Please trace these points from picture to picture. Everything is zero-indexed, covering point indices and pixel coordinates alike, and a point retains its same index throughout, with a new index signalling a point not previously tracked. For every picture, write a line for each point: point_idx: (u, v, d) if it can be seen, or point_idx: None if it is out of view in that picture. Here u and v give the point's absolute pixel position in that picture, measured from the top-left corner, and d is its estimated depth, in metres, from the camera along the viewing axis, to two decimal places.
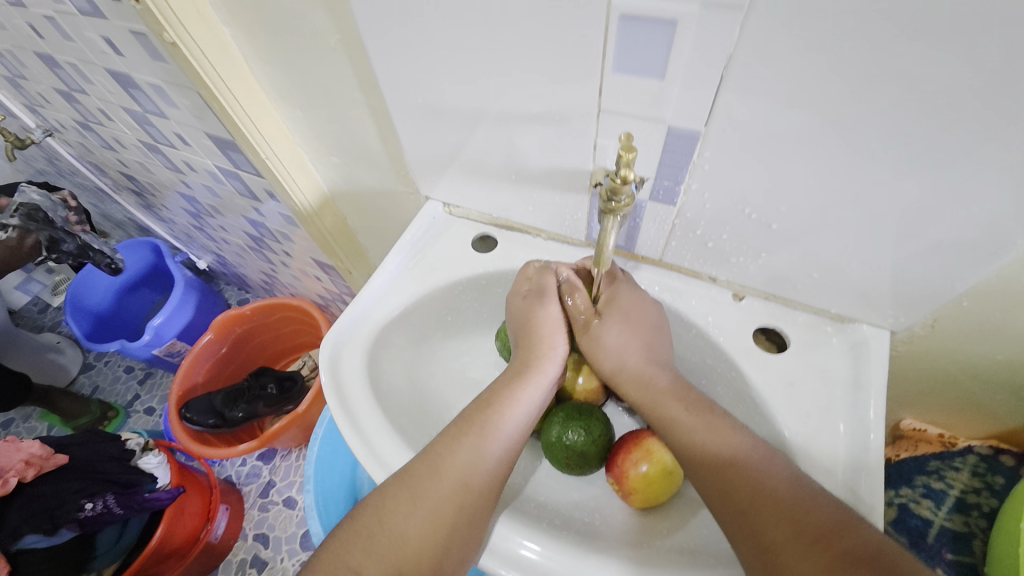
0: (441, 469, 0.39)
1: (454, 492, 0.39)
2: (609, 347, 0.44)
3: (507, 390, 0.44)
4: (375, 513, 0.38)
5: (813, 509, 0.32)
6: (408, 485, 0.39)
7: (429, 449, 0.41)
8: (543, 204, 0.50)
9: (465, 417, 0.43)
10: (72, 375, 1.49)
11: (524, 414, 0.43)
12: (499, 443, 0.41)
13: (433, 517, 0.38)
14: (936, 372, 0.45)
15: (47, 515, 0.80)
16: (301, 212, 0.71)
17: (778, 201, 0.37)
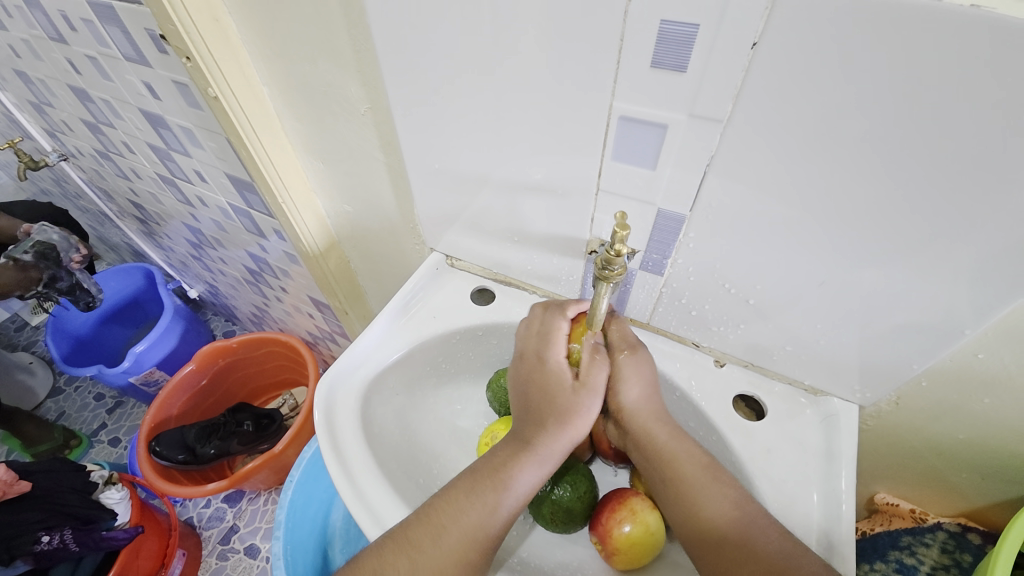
0: (444, 536, 0.39)
1: (456, 564, 0.39)
2: (637, 381, 0.45)
3: (519, 458, 0.42)
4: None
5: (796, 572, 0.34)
6: (409, 550, 0.39)
7: (432, 516, 0.40)
8: (540, 264, 0.53)
9: (472, 486, 0.42)
10: (39, 399, 1.44)
11: (535, 481, 0.43)
12: (504, 515, 0.41)
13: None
14: (904, 447, 0.47)
15: (3, 546, 0.77)
16: (307, 253, 0.74)
17: (755, 280, 0.41)
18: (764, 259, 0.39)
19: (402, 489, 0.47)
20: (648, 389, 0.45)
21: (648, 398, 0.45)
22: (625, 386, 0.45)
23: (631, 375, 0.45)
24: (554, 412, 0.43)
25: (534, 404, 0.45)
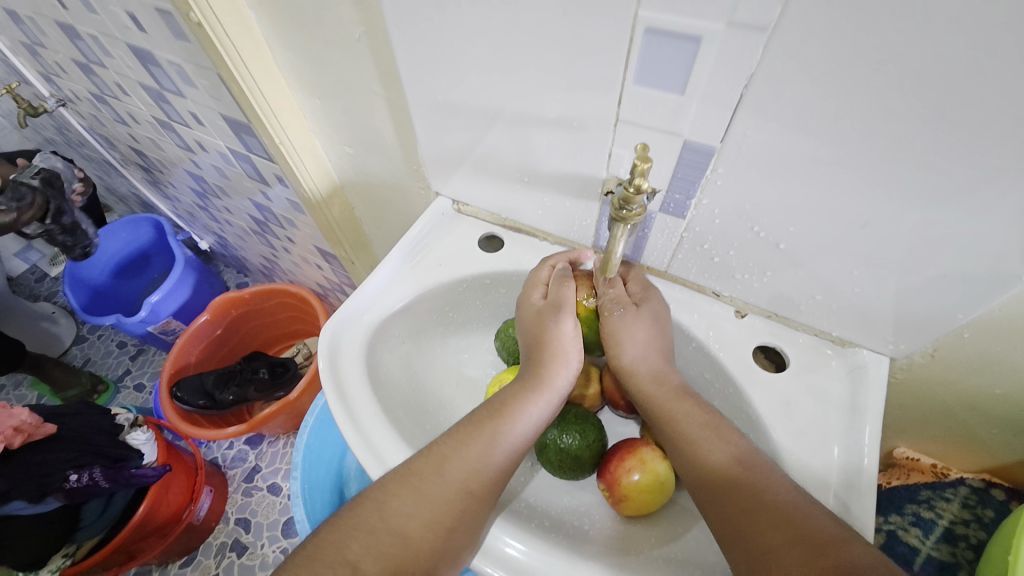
0: (446, 469, 0.39)
1: (457, 495, 0.39)
2: (638, 340, 0.44)
3: (518, 393, 0.43)
4: (376, 508, 0.38)
5: (809, 520, 0.32)
6: (410, 481, 0.39)
7: (433, 448, 0.41)
8: (552, 209, 0.50)
9: (472, 419, 0.42)
10: (64, 346, 1.49)
11: (533, 425, 0.43)
12: (503, 447, 0.41)
13: (435, 516, 0.38)
14: (933, 401, 0.45)
15: (35, 483, 0.79)
16: (309, 199, 0.71)
17: (787, 221, 0.37)
18: (802, 198, 0.35)
19: (409, 436, 0.46)
20: (650, 345, 0.44)
21: (652, 357, 0.43)
22: (623, 342, 0.44)
23: (630, 332, 0.44)
24: (543, 346, 0.45)
25: (527, 346, 0.46)
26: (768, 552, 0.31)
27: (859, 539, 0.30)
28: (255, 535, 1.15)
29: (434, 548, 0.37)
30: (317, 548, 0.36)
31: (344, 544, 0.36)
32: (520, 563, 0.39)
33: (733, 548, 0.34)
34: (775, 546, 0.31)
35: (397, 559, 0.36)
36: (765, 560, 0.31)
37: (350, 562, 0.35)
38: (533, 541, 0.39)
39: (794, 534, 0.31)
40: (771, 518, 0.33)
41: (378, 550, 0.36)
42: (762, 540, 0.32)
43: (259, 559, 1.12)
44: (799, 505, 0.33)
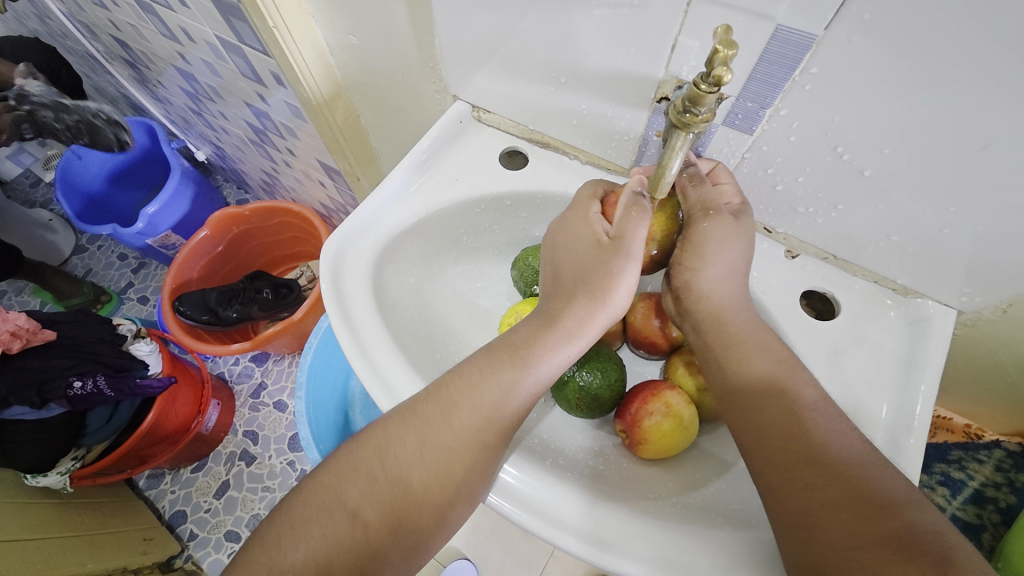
0: (454, 417, 0.37)
1: (466, 445, 0.36)
2: (723, 258, 0.37)
3: (547, 337, 0.38)
4: (377, 454, 0.36)
5: (864, 480, 0.29)
6: (415, 428, 0.36)
7: (440, 393, 0.37)
8: (589, 119, 0.43)
9: (487, 361, 0.38)
10: (65, 255, 1.46)
11: (555, 367, 0.38)
12: (520, 396, 0.37)
13: (440, 465, 0.36)
14: (989, 361, 0.41)
15: (35, 389, 0.80)
16: (310, 102, 0.63)
17: (881, 141, 0.30)
18: (911, 111, 0.28)
19: (419, 362, 0.43)
20: (730, 270, 0.37)
21: (734, 277, 0.37)
22: (704, 261, 0.37)
23: (714, 250, 0.37)
24: (585, 287, 0.38)
25: (556, 274, 0.41)
26: (816, 511, 0.29)
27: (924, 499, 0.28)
28: (263, 447, 1.19)
29: (439, 497, 0.36)
30: (315, 490, 0.36)
31: (342, 488, 0.35)
32: (536, 500, 0.37)
33: (772, 498, 0.32)
34: (835, 501, 0.29)
35: (398, 506, 0.35)
36: (823, 515, 0.29)
37: (349, 507, 0.35)
38: (550, 476, 0.38)
39: (859, 492, 0.29)
40: (833, 473, 0.30)
41: (378, 497, 0.35)
42: (808, 497, 0.30)
43: (268, 469, 1.16)
44: (863, 461, 0.30)
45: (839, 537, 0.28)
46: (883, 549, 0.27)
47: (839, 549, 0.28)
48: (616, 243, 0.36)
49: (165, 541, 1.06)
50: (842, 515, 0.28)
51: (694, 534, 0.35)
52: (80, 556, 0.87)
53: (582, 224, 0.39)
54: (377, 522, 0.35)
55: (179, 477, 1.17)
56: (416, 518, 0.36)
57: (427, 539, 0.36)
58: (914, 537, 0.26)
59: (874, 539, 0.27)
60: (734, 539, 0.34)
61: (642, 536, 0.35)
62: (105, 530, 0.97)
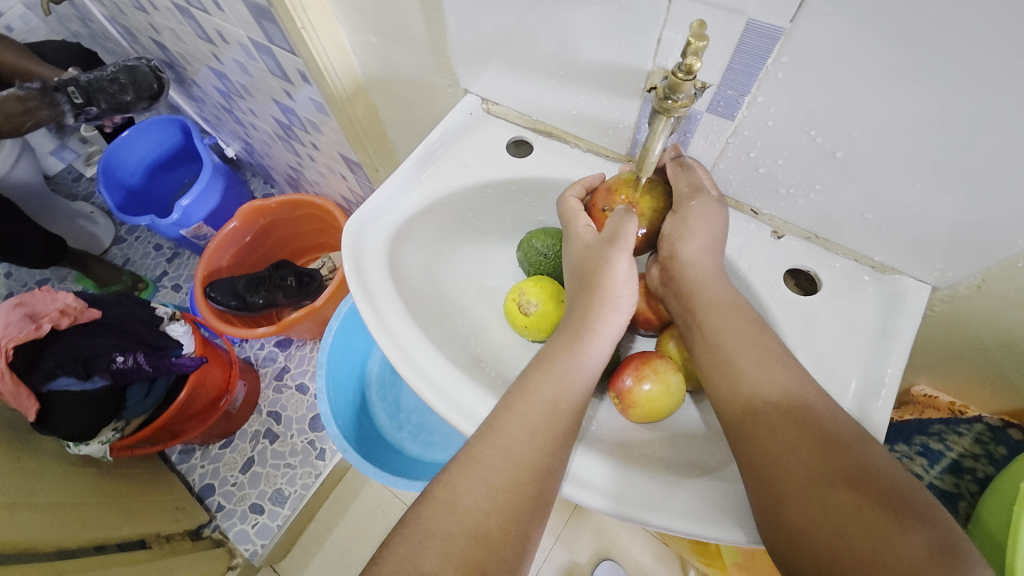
0: (512, 447, 0.37)
1: (530, 476, 0.36)
2: (704, 231, 0.41)
3: (569, 344, 0.40)
4: (446, 507, 0.35)
5: (824, 423, 0.33)
6: (477, 466, 0.37)
7: (494, 424, 0.38)
8: (587, 109, 0.47)
9: (528, 385, 0.40)
10: (105, 246, 1.55)
11: (588, 379, 0.40)
12: (569, 416, 0.39)
13: (509, 502, 0.36)
14: (967, 337, 0.43)
15: (81, 363, 0.87)
16: (333, 97, 0.68)
17: (850, 124, 0.33)
18: (872, 95, 0.31)
19: (430, 332, 0.48)
20: (710, 243, 0.41)
21: (710, 248, 0.41)
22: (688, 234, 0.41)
23: (699, 225, 0.41)
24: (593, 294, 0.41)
25: (572, 289, 0.43)
26: (781, 450, 0.33)
27: (870, 439, 0.33)
28: (285, 426, 1.26)
29: (514, 537, 0.35)
30: (387, 565, 0.34)
31: (414, 552, 0.34)
32: (575, 472, 0.39)
33: (740, 442, 0.35)
34: (794, 442, 0.33)
35: (477, 560, 0.34)
36: (783, 455, 0.33)
37: (428, 574, 0.33)
38: (582, 452, 0.41)
39: (815, 435, 0.33)
40: (793, 418, 0.34)
41: (456, 554, 0.34)
42: (774, 440, 0.33)
43: (290, 447, 1.23)
44: (820, 410, 0.34)
45: (796, 472, 0.32)
46: (832, 482, 0.31)
47: (796, 482, 0.32)
48: (606, 236, 0.41)
49: (195, 510, 1.14)
50: (808, 454, 0.32)
51: (672, 483, 0.38)
52: (115, 520, 0.95)
53: (576, 236, 0.44)
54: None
55: (208, 453, 1.25)
56: (498, 569, 0.34)
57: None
58: (863, 469, 0.31)
59: (832, 473, 0.31)
60: (711, 488, 0.38)
61: (629, 482, 0.39)
62: (140, 498, 1.04)
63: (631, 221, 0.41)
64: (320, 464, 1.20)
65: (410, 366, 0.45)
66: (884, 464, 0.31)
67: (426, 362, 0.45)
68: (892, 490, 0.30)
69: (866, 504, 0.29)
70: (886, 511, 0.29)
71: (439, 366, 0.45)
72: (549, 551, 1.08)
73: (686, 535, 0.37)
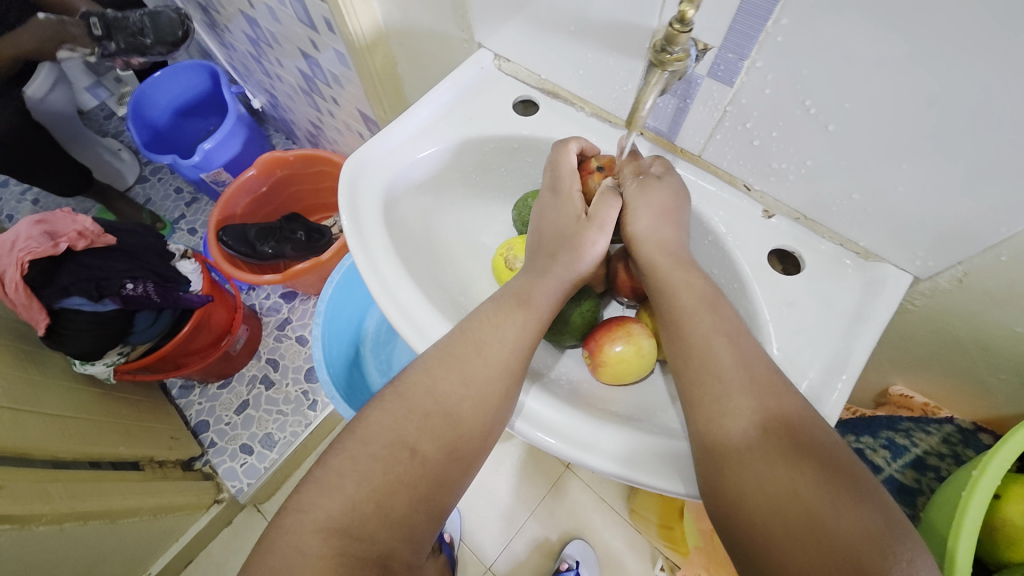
0: (488, 349, 0.42)
1: (501, 375, 0.41)
2: (647, 208, 0.43)
3: (536, 283, 0.44)
4: (425, 391, 0.40)
5: (782, 403, 0.33)
6: (454, 363, 0.41)
7: (472, 331, 0.42)
8: (595, 70, 0.47)
9: (503, 310, 0.43)
10: (129, 184, 1.59)
11: (552, 299, 0.44)
12: (534, 330, 0.43)
13: (483, 395, 0.40)
14: (946, 335, 0.43)
15: (94, 284, 0.90)
16: (354, 45, 0.69)
17: (844, 95, 0.33)
18: (866, 64, 0.31)
19: (415, 273, 0.49)
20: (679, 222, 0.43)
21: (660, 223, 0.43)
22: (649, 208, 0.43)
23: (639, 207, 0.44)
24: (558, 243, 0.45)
25: (538, 239, 0.47)
26: (736, 424, 0.33)
27: (815, 417, 0.33)
28: (282, 374, 1.29)
29: (483, 421, 0.40)
30: (372, 431, 0.39)
31: (397, 425, 0.39)
32: (537, 416, 0.42)
33: (697, 414, 0.35)
34: (741, 419, 0.33)
35: (450, 436, 0.40)
36: (729, 431, 0.33)
37: (407, 442, 0.38)
38: (548, 402, 0.42)
39: (763, 412, 0.33)
40: (743, 395, 0.33)
41: (432, 429, 0.39)
42: (731, 413, 0.33)
43: (284, 394, 1.27)
44: (773, 383, 0.34)
45: (740, 445, 0.32)
46: (776, 459, 0.31)
47: (742, 458, 0.32)
48: (594, 220, 0.44)
49: (188, 442, 1.18)
50: (760, 429, 0.32)
51: (635, 437, 0.40)
52: (113, 438, 0.99)
53: (565, 202, 0.46)
54: (434, 453, 0.39)
55: (206, 391, 1.29)
56: (467, 444, 0.40)
57: (475, 463, 0.41)
58: (814, 446, 0.31)
59: (783, 448, 0.31)
60: (661, 440, 0.39)
61: (583, 430, 0.40)
62: (138, 422, 1.09)
63: (614, 203, 0.45)
64: (311, 414, 1.24)
65: (392, 302, 0.46)
66: (829, 443, 0.31)
67: (408, 299, 0.46)
68: (834, 470, 0.30)
69: (808, 483, 0.29)
70: (823, 491, 0.29)
71: (420, 305, 0.46)
72: (522, 525, 1.11)
73: (638, 485, 0.39)
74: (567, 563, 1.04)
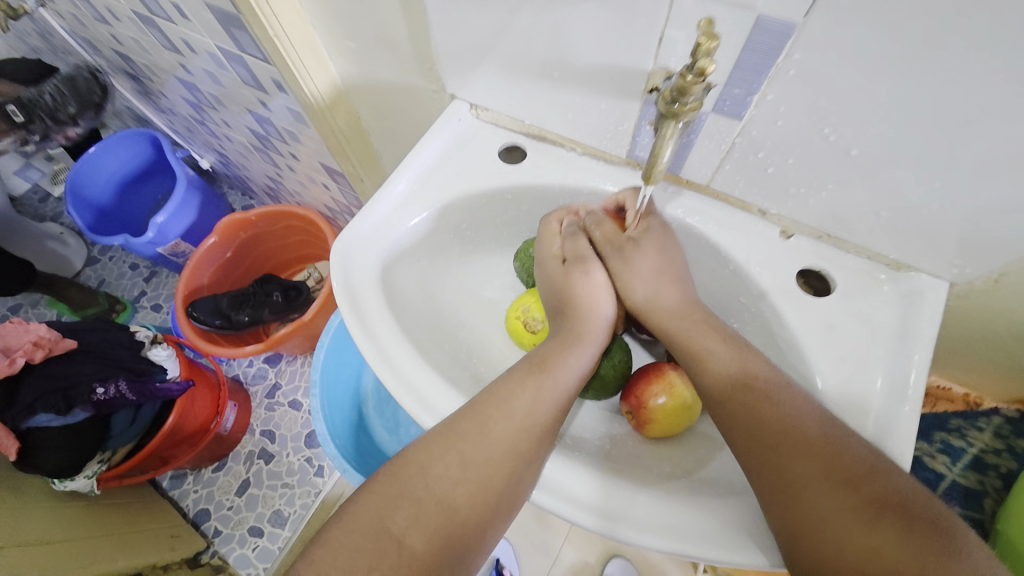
0: (491, 426, 0.37)
1: (507, 457, 0.37)
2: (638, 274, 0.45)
3: (564, 351, 0.42)
4: (419, 473, 0.36)
5: (844, 451, 0.31)
6: (456, 444, 0.37)
7: (480, 406, 0.38)
8: (584, 112, 0.45)
9: (514, 378, 0.40)
10: (77, 268, 1.48)
11: (574, 381, 0.41)
12: (555, 408, 0.39)
13: (482, 480, 0.36)
14: (981, 331, 0.42)
15: (61, 394, 0.82)
16: (311, 107, 0.64)
17: (867, 121, 0.32)
18: (891, 91, 0.29)
19: (427, 351, 0.44)
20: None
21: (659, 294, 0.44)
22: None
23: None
24: (570, 313, 0.44)
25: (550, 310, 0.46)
26: (803, 481, 0.31)
27: (889, 467, 0.30)
28: (280, 445, 1.22)
29: (485, 507, 0.36)
30: (356, 519, 0.34)
31: (383, 511, 0.34)
32: (564, 492, 0.37)
33: (760, 473, 0.33)
34: (803, 477, 0.31)
35: (445, 529, 0.35)
36: (794, 491, 0.31)
37: (393, 534, 0.33)
38: (573, 466, 0.38)
39: (826, 467, 0.31)
40: (803, 451, 0.32)
41: (424, 520, 0.34)
42: (794, 471, 0.31)
43: (286, 466, 1.19)
44: (830, 435, 0.32)
45: (815, 504, 0.30)
46: (853, 516, 0.29)
47: (811, 519, 0.30)
48: (575, 261, 0.46)
49: (191, 537, 1.10)
50: (827, 483, 0.30)
51: (683, 500, 0.36)
52: (110, 552, 0.91)
53: (545, 260, 0.48)
54: (426, 548, 0.34)
55: (201, 477, 1.21)
56: (463, 536, 0.35)
57: (471, 559, 0.35)
58: (893, 499, 0.28)
59: (858, 503, 0.29)
60: (730, 506, 0.36)
61: (633, 503, 0.36)
62: (132, 529, 1.00)
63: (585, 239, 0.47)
64: (319, 481, 1.17)
65: (403, 387, 0.41)
66: (907, 495, 0.29)
67: (423, 383, 0.41)
68: (919, 527, 0.27)
69: (891, 544, 0.27)
70: (910, 550, 0.26)
71: (435, 385, 0.42)
72: (558, 553, 1.01)
73: (696, 560, 0.34)
74: None
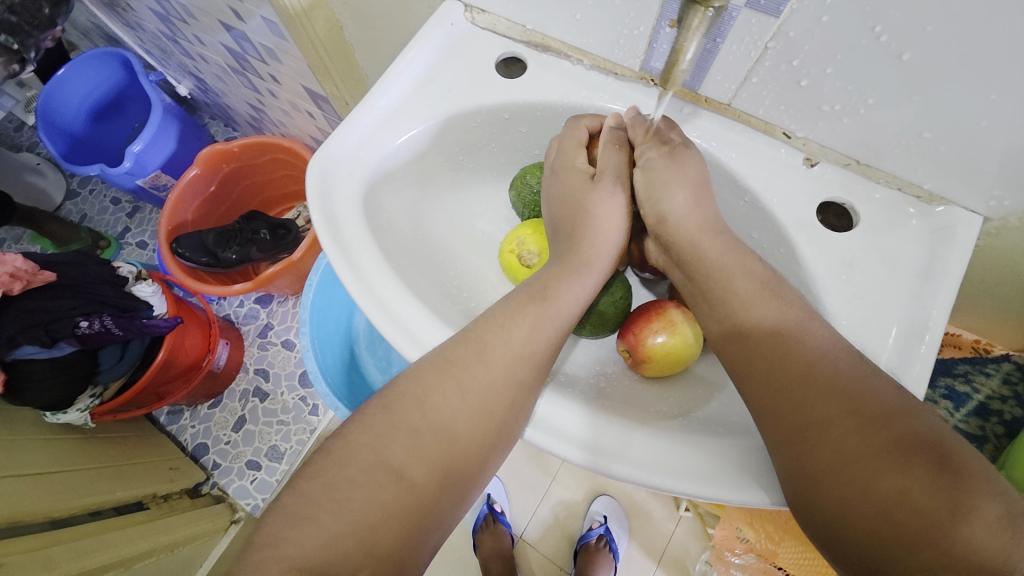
0: (488, 355, 0.35)
1: (507, 386, 0.35)
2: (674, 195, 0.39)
3: (561, 279, 0.39)
4: (416, 404, 0.34)
5: (874, 389, 0.29)
6: (453, 375, 0.34)
7: (477, 336, 0.36)
8: (594, 13, 0.39)
9: (511, 306, 0.37)
10: (57, 202, 1.42)
11: (575, 307, 0.39)
12: (553, 340, 0.37)
13: (483, 412, 0.34)
14: (1007, 274, 0.39)
15: (43, 328, 0.80)
16: (287, 12, 0.57)
17: (927, 16, 0.27)
18: None
19: (413, 281, 0.41)
20: (704, 194, 0.39)
21: (677, 213, 0.40)
22: (676, 185, 0.39)
23: (669, 186, 0.40)
24: (583, 232, 0.41)
25: (557, 231, 0.42)
26: (828, 419, 0.29)
27: (920, 404, 0.28)
28: (274, 384, 1.22)
29: (483, 441, 0.34)
30: (350, 452, 0.32)
31: (378, 444, 0.32)
32: (563, 428, 0.36)
33: (776, 414, 0.31)
34: (834, 412, 0.29)
35: (443, 461, 0.33)
36: (817, 427, 0.29)
37: (392, 466, 0.32)
38: (568, 400, 0.37)
39: (855, 401, 0.28)
40: (826, 389, 0.29)
41: (422, 453, 0.33)
42: (820, 410, 0.29)
43: (281, 404, 1.20)
44: (860, 371, 0.30)
45: (841, 449, 0.28)
46: (883, 458, 0.27)
47: (840, 461, 0.27)
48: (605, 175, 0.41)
49: (190, 470, 1.11)
50: (857, 424, 0.28)
51: (683, 439, 0.35)
52: (107, 484, 0.92)
53: (568, 170, 0.42)
54: (424, 480, 0.32)
55: (197, 413, 1.22)
56: (462, 469, 0.34)
57: (469, 490, 0.34)
58: (926, 439, 0.27)
59: (888, 442, 0.27)
60: (728, 446, 0.34)
61: (630, 442, 0.35)
62: (130, 460, 1.01)
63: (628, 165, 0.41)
64: (314, 419, 1.18)
65: (389, 319, 0.38)
66: (937, 434, 0.27)
67: (411, 317, 0.39)
68: (950, 463, 0.26)
69: (920, 482, 0.25)
70: (942, 490, 0.25)
71: (420, 317, 0.39)
72: (548, 490, 1.04)
73: (694, 496, 0.33)
74: (597, 520, 0.98)
